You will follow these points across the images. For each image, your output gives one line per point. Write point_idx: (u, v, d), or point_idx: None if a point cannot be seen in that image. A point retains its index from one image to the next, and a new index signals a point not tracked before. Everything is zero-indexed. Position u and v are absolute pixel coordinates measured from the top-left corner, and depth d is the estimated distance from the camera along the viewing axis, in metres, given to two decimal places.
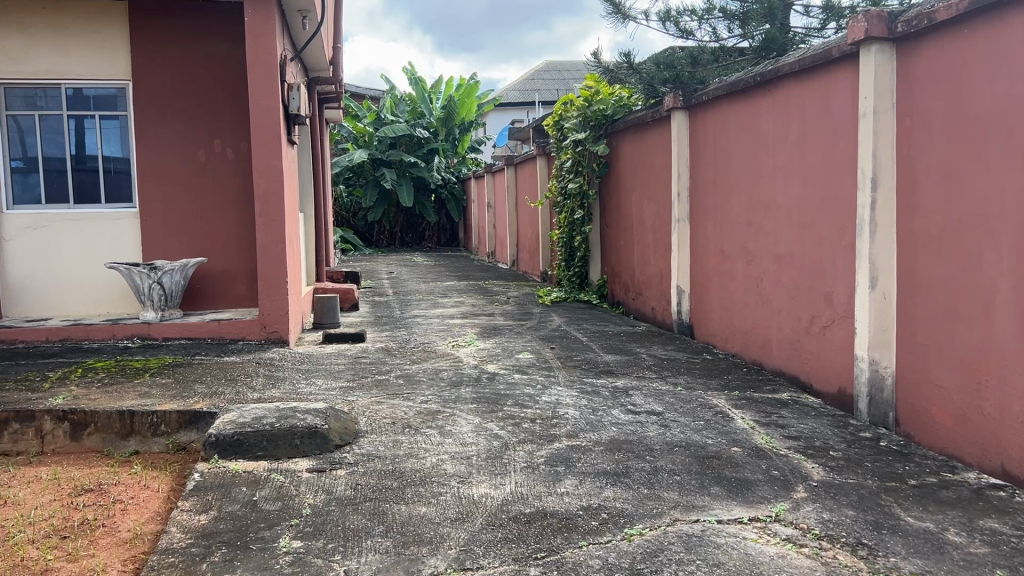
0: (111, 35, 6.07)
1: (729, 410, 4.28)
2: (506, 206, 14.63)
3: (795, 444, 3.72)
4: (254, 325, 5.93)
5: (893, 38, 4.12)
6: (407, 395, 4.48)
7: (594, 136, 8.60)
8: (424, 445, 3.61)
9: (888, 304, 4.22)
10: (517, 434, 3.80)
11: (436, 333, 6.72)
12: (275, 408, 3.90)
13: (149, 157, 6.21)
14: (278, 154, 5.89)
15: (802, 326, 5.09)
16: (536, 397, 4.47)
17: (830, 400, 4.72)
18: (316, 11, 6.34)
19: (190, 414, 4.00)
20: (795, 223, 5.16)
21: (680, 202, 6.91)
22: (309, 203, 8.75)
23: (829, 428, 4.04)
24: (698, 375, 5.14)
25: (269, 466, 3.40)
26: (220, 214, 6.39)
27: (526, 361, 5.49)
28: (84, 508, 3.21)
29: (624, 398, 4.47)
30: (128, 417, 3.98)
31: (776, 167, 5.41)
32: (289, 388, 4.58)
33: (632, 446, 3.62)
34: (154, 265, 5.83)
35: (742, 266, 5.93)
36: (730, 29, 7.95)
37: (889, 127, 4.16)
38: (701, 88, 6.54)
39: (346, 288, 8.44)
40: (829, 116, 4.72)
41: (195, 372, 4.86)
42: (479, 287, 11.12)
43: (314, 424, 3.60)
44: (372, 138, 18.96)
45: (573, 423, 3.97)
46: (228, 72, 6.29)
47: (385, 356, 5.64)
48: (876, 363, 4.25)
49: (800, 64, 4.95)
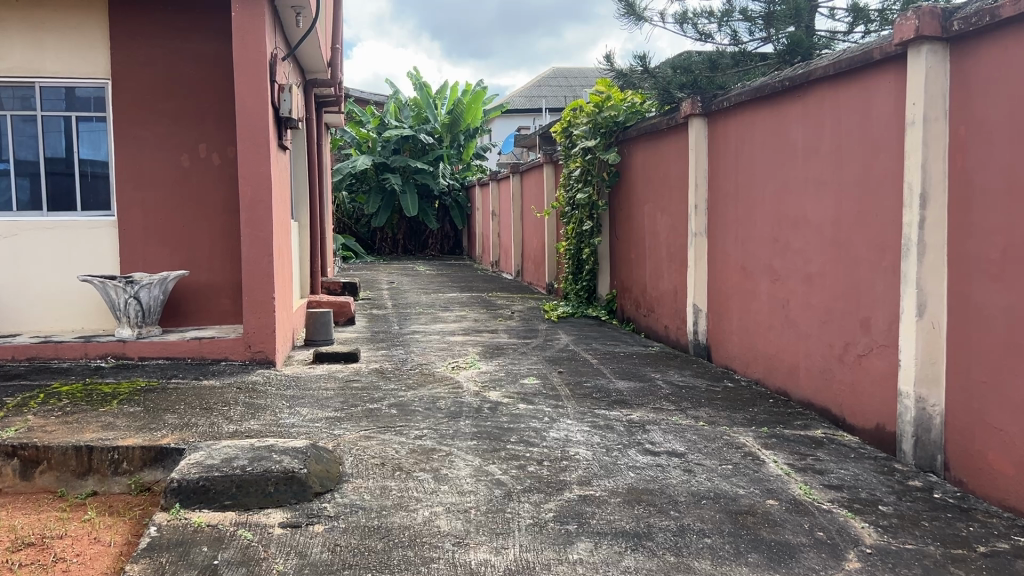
0: (90, 30, 5.67)
1: (759, 451, 3.83)
2: (512, 214, 14.17)
3: (838, 495, 3.27)
4: (239, 344, 5.50)
5: (946, 37, 3.68)
6: (400, 429, 4.03)
7: (605, 143, 8.20)
8: (416, 495, 3.17)
9: (938, 334, 3.77)
10: (522, 480, 3.34)
11: (435, 353, 6.27)
12: (249, 446, 3.46)
13: (129, 162, 5.79)
14: (267, 159, 5.46)
15: (835, 354, 4.65)
16: (543, 433, 4.02)
17: (868, 438, 4.27)
18: (310, 7, 5.93)
19: (155, 451, 3.57)
20: (827, 241, 4.73)
21: (698, 215, 6.47)
22: (305, 211, 8.31)
23: (873, 474, 3.59)
24: (721, 407, 4.68)
25: (237, 519, 2.96)
26: (205, 222, 5.96)
27: (532, 387, 5.05)
28: (19, 569, 2.76)
29: (641, 435, 4.02)
30: (86, 453, 3.56)
31: (805, 179, 4.98)
32: (269, 420, 4.13)
33: (653, 497, 3.17)
34: (130, 279, 5.40)
35: (767, 286, 5.49)
36: (751, 32, 7.48)
37: (942, 137, 3.72)
38: (721, 94, 6.11)
39: (343, 302, 8.04)
40: (869, 124, 4.29)
41: (168, 400, 4.41)
42: (482, 299, 10.67)
43: (291, 468, 3.16)
44: (375, 143, 18.52)
45: (585, 467, 3.52)
46: (215, 70, 5.88)
47: (379, 381, 5.20)
48: (923, 401, 3.80)
49: (835, 67, 4.53)
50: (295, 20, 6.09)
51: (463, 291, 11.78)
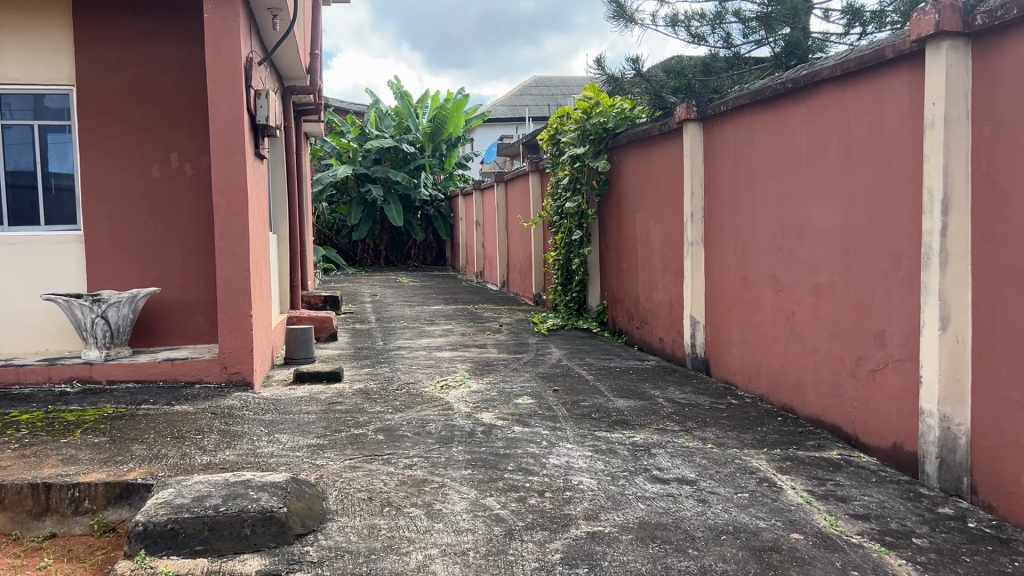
0: (53, 35, 5.35)
1: (775, 477, 3.57)
2: (496, 224, 13.90)
3: (867, 527, 3.01)
4: (213, 366, 5.17)
5: (968, 32, 3.45)
6: (388, 458, 3.73)
7: (594, 150, 8.04)
8: (407, 535, 2.88)
9: (963, 349, 3.52)
10: (523, 515, 3.06)
11: (423, 371, 5.98)
12: (223, 482, 3.15)
13: (96, 174, 5.47)
14: (242, 168, 5.16)
15: (846, 368, 4.40)
16: (542, 459, 3.74)
17: (885, 458, 4.02)
18: (287, 9, 5.65)
19: (120, 488, 3.27)
20: (836, 250, 4.49)
21: (694, 224, 6.23)
22: (284, 223, 7.99)
23: (900, 501, 3.34)
24: (728, 427, 4.43)
25: (209, 567, 2.66)
26: (177, 236, 5.65)
27: (526, 407, 4.78)
28: None
29: (647, 460, 3.76)
30: (43, 492, 3.24)
31: (811, 184, 4.74)
32: (246, 449, 3.83)
33: (668, 534, 2.91)
34: (97, 297, 5.06)
35: (770, 297, 5.24)
36: (745, 34, 7.13)
37: (963, 139, 3.49)
38: (717, 98, 5.89)
39: (324, 317, 7.73)
40: (880, 126, 4.07)
41: (137, 429, 4.08)
42: (468, 311, 10.38)
43: (269, 507, 2.87)
44: (357, 153, 18.45)
45: (591, 499, 3.24)
46: (188, 76, 5.58)
47: (363, 402, 4.89)
48: (948, 420, 3.55)
49: (843, 67, 4.30)
50: (271, 23, 5.80)
51: (448, 303, 11.50)
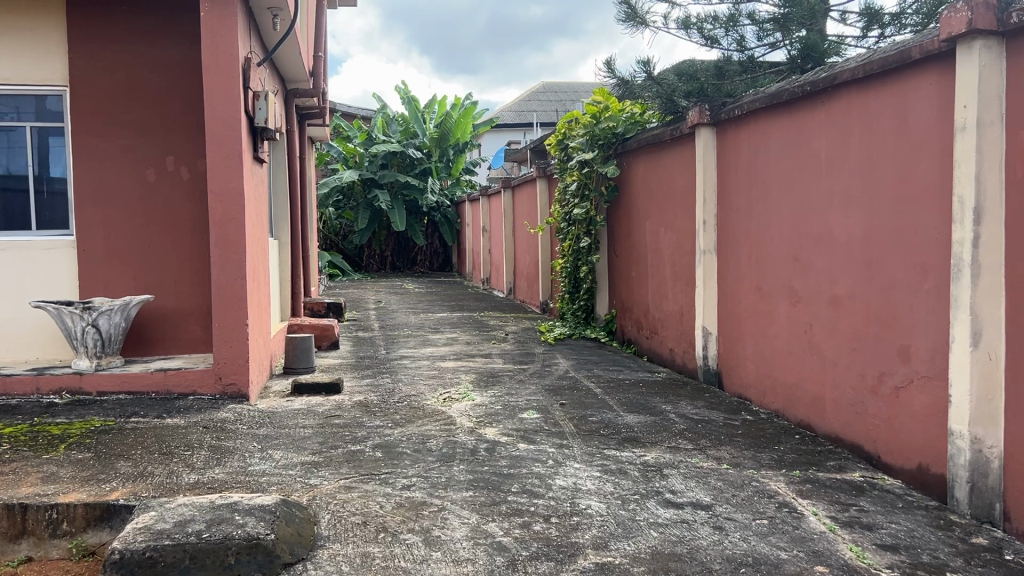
0: (47, 36, 5.20)
1: (795, 502, 3.36)
2: (503, 231, 13.72)
3: (896, 559, 2.81)
4: (208, 377, 5.00)
5: (1002, 31, 3.25)
6: (386, 478, 3.54)
7: (603, 155, 7.81)
8: (403, 565, 2.68)
9: (996, 367, 3.31)
10: (526, 543, 2.86)
11: (424, 382, 5.78)
12: (209, 504, 2.96)
13: (89, 178, 5.31)
14: (238, 172, 4.98)
15: (867, 384, 4.19)
16: (548, 480, 3.55)
17: (909, 480, 3.81)
18: (288, 9, 5.48)
19: (101, 509, 3.08)
20: (857, 260, 4.29)
21: (706, 232, 6.03)
22: (286, 229, 7.83)
23: (929, 530, 3.13)
24: (743, 445, 4.22)
25: None
26: (172, 243, 5.48)
27: (532, 422, 4.58)
28: None
29: (659, 482, 3.56)
30: (19, 513, 3.06)
31: (830, 191, 4.54)
32: (237, 466, 3.64)
33: (682, 566, 2.70)
34: (88, 305, 4.88)
35: (787, 309, 5.03)
36: (758, 37, 6.99)
37: (996, 144, 3.28)
38: (731, 102, 5.69)
39: (325, 326, 7.56)
40: (905, 131, 3.87)
41: (124, 444, 3.90)
42: (474, 319, 10.19)
43: (256, 533, 2.68)
44: (363, 159, 17.92)
45: (600, 525, 3.03)
46: (185, 77, 5.41)
47: (362, 416, 4.70)
48: (980, 442, 3.33)
49: (865, 69, 4.10)
50: (272, 23, 5.65)
51: (454, 310, 11.32)
